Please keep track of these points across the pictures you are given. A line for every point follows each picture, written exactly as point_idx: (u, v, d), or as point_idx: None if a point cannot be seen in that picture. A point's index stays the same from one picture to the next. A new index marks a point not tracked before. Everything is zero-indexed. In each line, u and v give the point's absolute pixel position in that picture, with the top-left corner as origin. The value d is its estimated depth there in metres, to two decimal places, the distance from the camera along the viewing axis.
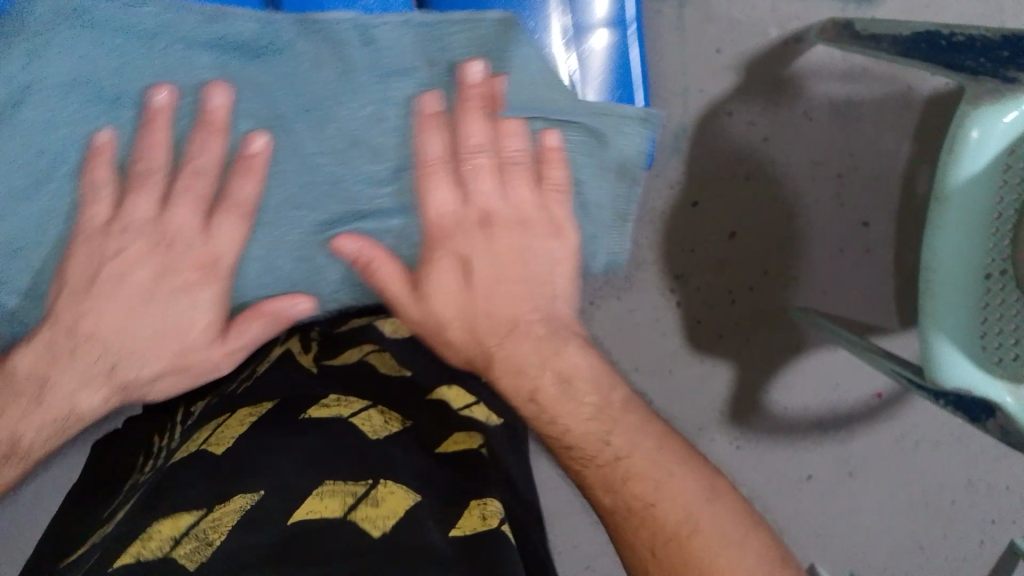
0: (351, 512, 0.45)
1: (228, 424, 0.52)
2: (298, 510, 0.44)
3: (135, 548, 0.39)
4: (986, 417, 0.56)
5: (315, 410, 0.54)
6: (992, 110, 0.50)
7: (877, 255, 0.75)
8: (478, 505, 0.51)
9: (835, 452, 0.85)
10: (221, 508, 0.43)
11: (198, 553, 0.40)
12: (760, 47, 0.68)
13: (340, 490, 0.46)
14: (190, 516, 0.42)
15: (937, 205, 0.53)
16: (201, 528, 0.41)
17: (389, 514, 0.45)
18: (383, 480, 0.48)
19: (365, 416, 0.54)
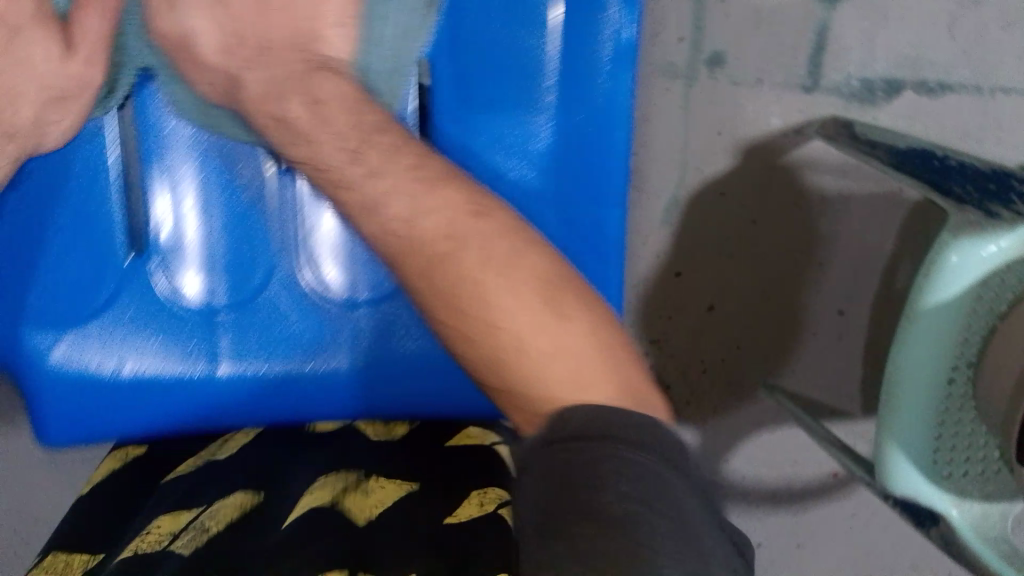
0: (341, 498, 0.52)
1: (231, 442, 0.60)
2: (300, 504, 0.52)
3: (139, 543, 0.47)
4: (929, 524, 0.59)
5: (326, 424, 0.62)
6: (973, 242, 0.51)
7: (849, 342, 0.77)
8: (478, 494, 0.52)
9: (786, 524, 0.86)
10: (218, 508, 0.51)
11: (198, 538, 0.47)
12: (760, 134, 0.69)
13: (329, 486, 0.53)
14: (190, 514, 0.51)
15: (907, 323, 0.54)
16: (201, 519, 0.50)
17: (377, 500, 0.52)
18: (377, 474, 0.55)
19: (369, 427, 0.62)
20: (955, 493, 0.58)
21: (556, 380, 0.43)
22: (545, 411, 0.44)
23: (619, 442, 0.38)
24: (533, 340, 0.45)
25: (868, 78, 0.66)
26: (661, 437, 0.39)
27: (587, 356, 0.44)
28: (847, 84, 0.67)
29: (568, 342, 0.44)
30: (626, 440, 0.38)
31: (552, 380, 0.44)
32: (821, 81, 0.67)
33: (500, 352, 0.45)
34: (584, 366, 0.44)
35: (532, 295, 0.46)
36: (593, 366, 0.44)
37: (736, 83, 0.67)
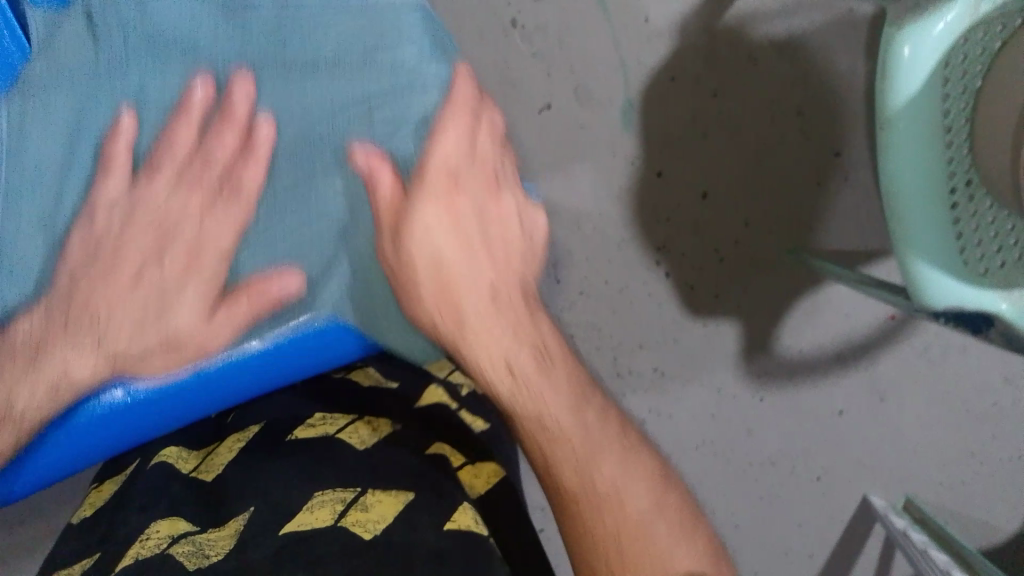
0: (341, 516, 0.43)
1: (217, 453, 0.52)
2: (292, 522, 0.43)
3: (137, 548, 0.43)
4: (987, 327, 0.55)
5: (301, 432, 0.51)
6: (919, 23, 0.48)
7: (857, 178, 0.74)
8: (469, 506, 0.44)
9: (862, 381, 0.83)
10: (217, 534, 0.44)
11: (196, 558, 0.41)
12: (689, 4, 0.67)
13: (330, 500, 0.44)
14: (190, 529, 0.45)
15: (884, 132, 0.51)
16: (199, 539, 0.44)
17: (379, 517, 0.43)
18: (374, 487, 0.45)
19: (351, 430, 0.51)
20: (1001, 286, 0.54)
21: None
22: None
23: None
24: None
25: None
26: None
27: None
28: None
29: None
30: None
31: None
32: None
33: None
34: None
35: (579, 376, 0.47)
36: None
37: None
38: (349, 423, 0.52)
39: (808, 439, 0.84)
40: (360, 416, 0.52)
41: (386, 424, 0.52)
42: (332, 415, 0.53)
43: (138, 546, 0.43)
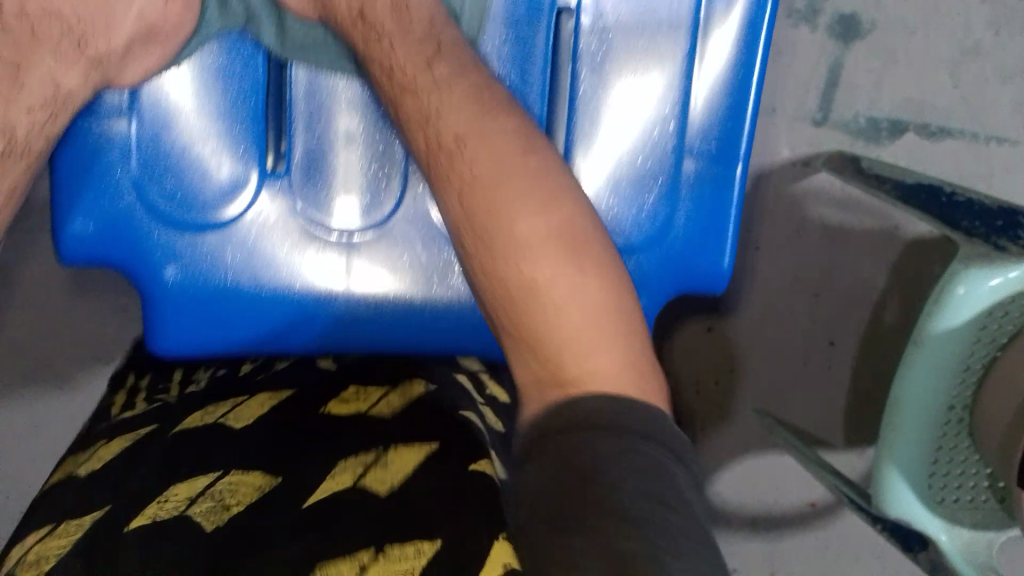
0: (361, 479, 0.42)
1: (247, 406, 0.52)
2: (314, 491, 0.41)
3: (155, 510, 0.41)
4: (920, 548, 0.60)
5: (332, 406, 0.52)
6: (981, 271, 0.53)
7: (835, 373, 0.78)
8: (495, 452, 0.46)
9: (764, 549, 0.87)
10: (239, 480, 0.43)
11: (215, 515, 0.40)
12: (770, 161, 0.72)
13: (351, 464, 0.43)
14: (204, 481, 0.43)
15: (912, 347, 0.56)
16: (218, 489, 0.42)
17: (400, 471, 0.42)
18: (394, 445, 0.45)
19: (382, 403, 0.51)
20: (947, 518, 0.59)
21: (595, 374, 0.38)
22: (560, 392, 0.38)
23: (626, 437, 0.36)
24: (558, 277, 0.40)
25: (875, 116, 0.69)
26: (662, 422, 0.38)
27: (602, 346, 0.39)
28: (855, 120, 0.70)
29: (583, 312, 0.40)
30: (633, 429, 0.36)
31: (618, 388, 0.38)
32: (831, 115, 0.70)
33: (535, 309, 0.40)
34: (608, 370, 0.39)
35: (553, 207, 0.42)
36: (603, 361, 0.39)
37: None
38: (380, 397, 0.52)
39: None
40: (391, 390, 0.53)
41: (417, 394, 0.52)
42: (365, 391, 0.54)
43: (153, 508, 0.41)
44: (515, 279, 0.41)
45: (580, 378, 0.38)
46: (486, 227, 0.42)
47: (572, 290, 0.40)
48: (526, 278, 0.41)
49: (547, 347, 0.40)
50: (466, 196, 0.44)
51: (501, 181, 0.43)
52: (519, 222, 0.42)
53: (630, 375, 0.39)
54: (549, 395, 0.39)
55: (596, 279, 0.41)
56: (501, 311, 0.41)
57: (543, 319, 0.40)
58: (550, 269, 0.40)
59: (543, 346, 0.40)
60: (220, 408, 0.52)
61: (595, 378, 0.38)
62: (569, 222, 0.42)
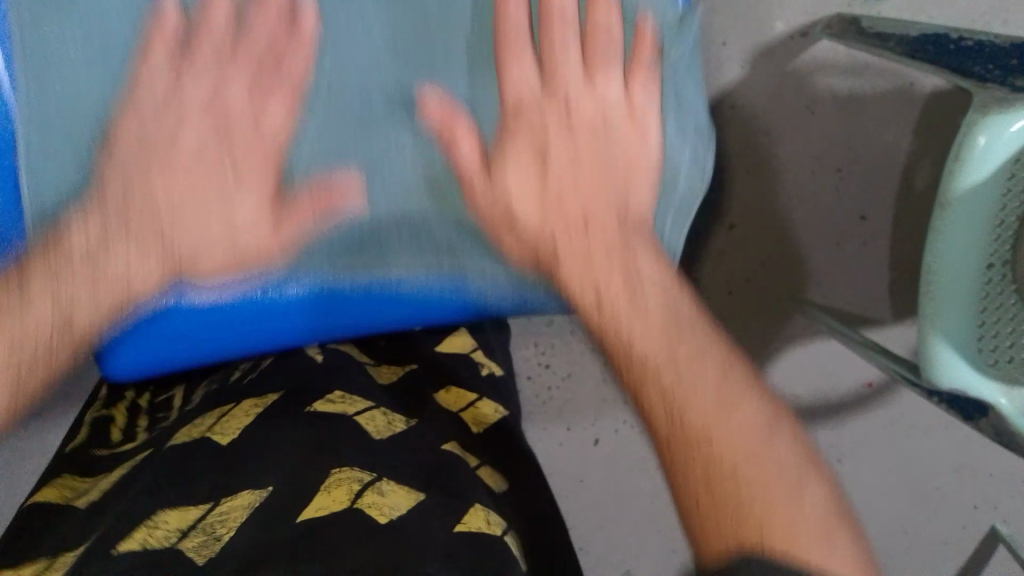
0: (359, 501, 0.43)
1: (232, 415, 0.51)
2: (308, 506, 0.42)
3: (141, 538, 0.38)
4: (978, 416, 0.57)
5: (316, 407, 0.51)
6: (1002, 117, 0.50)
7: (872, 248, 0.75)
8: (480, 508, 0.48)
9: (826, 437, 0.85)
10: (227, 504, 0.42)
11: (207, 544, 0.39)
12: (766, 40, 0.68)
13: (347, 481, 0.44)
14: (196, 510, 0.41)
15: (940, 210, 0.53)
16: (208, 520, 0.40)
17: (395, 504, 0.44)
18: (387, 475, 0.46)
19: (368, 415, 0.52)
20: (1003, 380, 0.56)
21: (748, 460, 0.35)
22: (714, 528, 0.34)
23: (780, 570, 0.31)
24: (689, 383, 0.37)
25: None
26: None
27: (742, 423, 0.36)
28: None
29: (713, 394, 0.36)
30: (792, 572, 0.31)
31: (811, 563, 0.33)
32: None
33: (666, 397, 0.37)
34: (751, 434, 0.36)
35: (729, 379, 0.37)
36: (753, 433, 0.36)
37: None
38: (367, 407, 0.53)
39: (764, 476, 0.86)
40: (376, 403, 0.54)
41: (402, 415, 0.54)
42: (350, 395, 0.54)
43: (139, 534, 0.39)
44: (621, 367, 0.39)
45: (727, 479, 0.35)
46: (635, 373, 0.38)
47: (730, 422, 0.36)
48: (632, 351, 0.38)
49: (702, 463, 0.35)
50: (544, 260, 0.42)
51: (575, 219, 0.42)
52: (628, 321, 0.39)
53: (816, 532, 0.34)
54: (682, 496, 0.36)
55: (719, 376, 0.37)
56: (637, 364, 0.38)
57: (718, 466, 0.35)
58: (656, 342, 0.38)
59: (720, 522, 0.34)
60: (205, 420, 0.51)
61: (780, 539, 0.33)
62: (745, 413, 0.36)
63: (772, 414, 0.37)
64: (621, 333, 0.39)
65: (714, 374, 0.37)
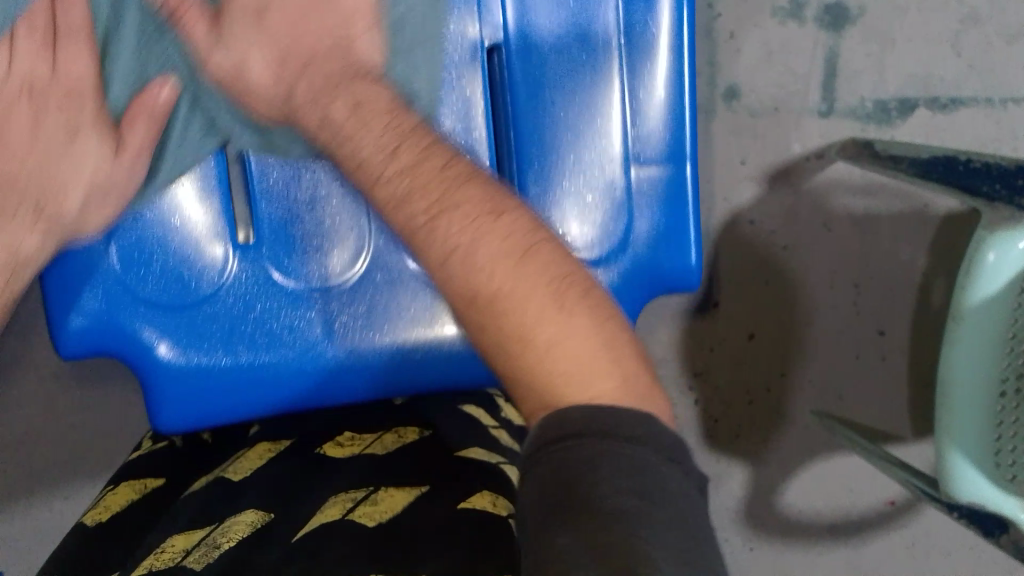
0: (351, 512, 0.47)
1: (247, 458, 0.58)
2: (306, 522, 0.47)
3: (150, 561, 0.45)
4: (999, 532, 0.56)
5: (305, 527, 0.47)
6: (1010, 236, 0.52)
7: (892, 362, 0.76)
8: (489, 494, 0.49)
9: (848, 558, 0.84)
10: (229, 527, 0.48)
11: (206, 557, 0.44)
12: (783, 160, 0.71)
13: (342, 497, 0.49)
14: (201, 532, 0.48)
15: (953, 322, 0.55)
16: (212, 540, 0.47)
17: (388, 509, 0.47)
18: (388, 486, 0.50)
19: (363, 509, 0.47)
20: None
21: (570, 380, 0.36)
22: (541, 403, 0.37)
23: (606, 434, 0.34)
24: (532, 299, 0.37)
25: (882, 99, 0.69)
26: (653, 424, 0.35)
27: (574, 320, 0.37)
28: (862, 106, 0.69)
29: (566, 326, 0.37)
30: (612, 430, 0.34)
31: (594, 397, 0.35)
32: (836, 105, 0.70)
33: (502, 327, 0.38)
34: (585, 355, 0.37)
35: (522, 260, 0.38)
36: (585, 342, 0.37)
37: (753, 113, 0.70)
38: (367, 494, 0.49)
39: None
40: (381, 484, 0.51)
41: (414, 485, 0.50)
42: (348, 489, 0.50)
43: (152, 557, 0.45)
44: (486, 295, 0.38)
45: (549, 388, 0.36)
46: (473, 297, 0.38)
47: (572, 329, 0.37)
48: (505, 307, 0.37)
49: (525, 362, 0.37)
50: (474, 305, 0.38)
51: (446, 255, 0.40)
52: (482, 254, 0.39)
53: (596, 337, 0.37)
54: (533, 405, 0.37)
55: (565, 263, 0.39)
56: (486, 305, 0.38)
57: (512, 325, 0.37)
58: (497, 277, 0.38)
59: (541, 390, 0.37)
60: (189, 538, 0.47)
61: (564, 389, 0.36)
62: (540, 286, 0.37)
63: (606, 304, 0.39)
64: (482, 286, 0.38)
65: (562, 260, 0.39)
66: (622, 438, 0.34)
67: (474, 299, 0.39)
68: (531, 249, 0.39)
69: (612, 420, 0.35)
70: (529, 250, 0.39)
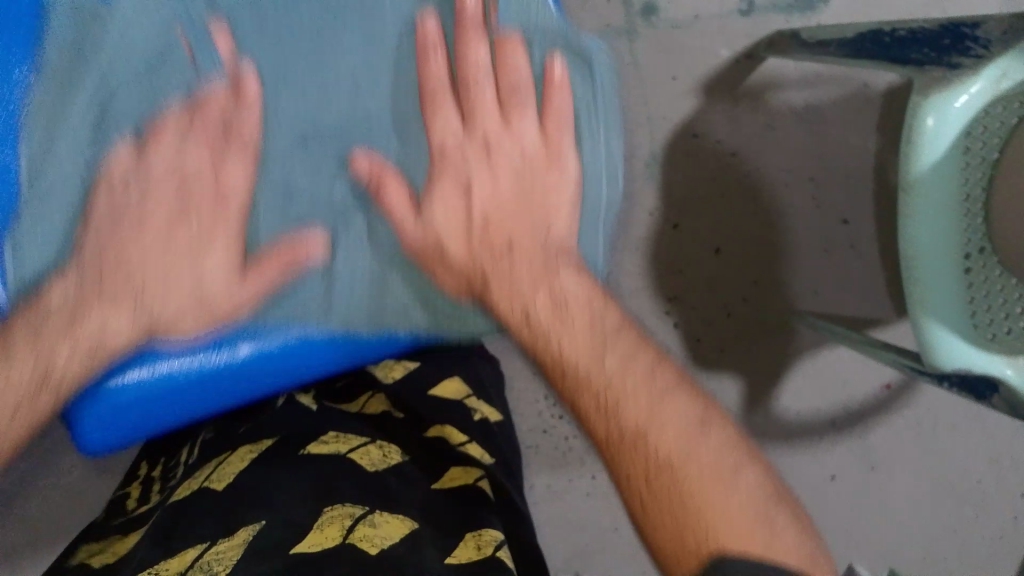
0: (349, 535, 0.44)
1: (228, 463, 0.51)
2: (300, 542, 0.43)
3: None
4: (991, 394, 0.57)
5: (311, 447, 0.52)
6: (946, 95, 0.51)
7: (862, 248, 0.75)
8: (472, 536, 0.49)
9: (855, 449, 0.84)
10: (225, 545, 0.43)
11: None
12: (715, 67, 0.70)
13: (338, 518, 0.45)
14: (194, 551, 0.43)
15: (906, 195, 0.54)
16: (205, 560, 0.42)
17: (386, 534, 0.45)
18: (381, 509, 0.47)
19: (362, 451, 0.52)
20: (1007, 351, 0.56)
21: (720, 527, 0.39)
22: (688, 536, 0.39)
23: None
24: (676, 439, 0.41)
25: None
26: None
27: (712, 464, 0.40)
28: None
29: (710, 469, 0.40)
30: None
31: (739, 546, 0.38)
32: (756, 3, 0.69)
33: (642, 453, 0.41)
34: (744, 516, 0.39)
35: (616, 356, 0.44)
36: (734, 495, 0.40)
37: (677, 25, 0.69)
38: (362, 443, 0.53)
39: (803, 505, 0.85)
40: (373, 437, 0.55)
41: (397, 449, 0.54)
42: (344, 433, 0.54)
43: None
44: (629, 423, 0.42)
45: (690, 515, 0.39)
46: (590, 387, 0.43)
47: (724, 493, 0.40)
48: (650, 433, 0.41)
49: (688, 509, 0.39)
50: (611, 403, 0.42)
51: (602, 394, 0.43)
52: (615, 379, 0.43)
53: (740, 500, 0.40)
54: (671, 540, 0.39)
55: (712, 417, 0.43)
56: (614, 438, 0.42)
57: (677, 480, 0.40)
58: (645, 409, 0.42)
59: (663, 529, 0.40)
60: (202, 472, 0.52)
61: (715, 533, 0.39)
62: (684, 419, 0.42)
63: (744, 447, 0.42)
64: (622, 417, 0.42)
65: (718, 427, 0.42)
66: None
67: (608, 422, 0.42)
68: (671, 390, 0.43)
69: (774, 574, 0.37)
70: (666, 392, 0.43)
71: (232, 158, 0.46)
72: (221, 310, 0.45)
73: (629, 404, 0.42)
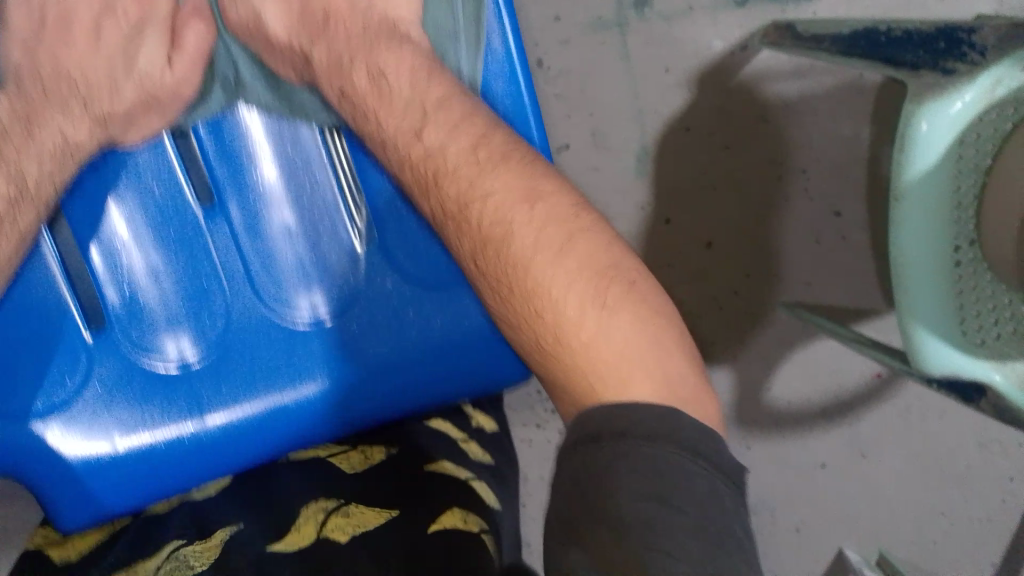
0: (323, 528, 0.50)
1: (210, 471, 0.58)
2: (282, 537, 0.49)
3: (126, 562, 0.47)
4: (977, 396, 0.56)
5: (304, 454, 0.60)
6: (939, 101, 0.50)
7: (855, 240, 0.75)
8: (459, 510, 0.52)
9: (846, 437, 0.84)
10: (201, 546, 0.49)
11: (179, 567, 0.46)
12: (707, 59, 0.69)
13: (315, 511, 0.51)
14: (170, 547, 0.49)
15: (895, 202, 0.53)
16: (185, 552, 0.48)
17: (358, 523, 0.50)
18: (357, 501, 0.53)
19: (346, 456, 0.59)
20: (995, 357, 0.55)
21: (626, 384, 0.38)
22: (582, 393, 0.39)
23: (651, 439, 0.35)
24: (562, 287, 0.40)
25: None
26: (677, 417, 0.37)
27: (630, 346, 0.39)
28: None
29: (610, 327, 0.39)
30: (653, 436, 0.36)
31: (636, 397, 0.37)
32: None
33: (543, 312, 0.40)
34: (627, 342, 0.39)
35: (558, 229, 0.42)
36: (646, 364, 0.39)
37: (668, 17, 0.68)
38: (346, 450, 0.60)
39: (793, 490, 0.86)
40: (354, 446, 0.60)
41: (382, 447, 0.59)
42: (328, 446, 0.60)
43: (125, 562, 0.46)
44: (525, 287, 0.41)
45: (604, 394, 0.38)
46: (506, 275, 0.42)
47: (620, 321, 0.39)
48: (544, 289, 0.40)
49: (563, 343, 0.40)
50: (490, 246, 0.43)
51: (485, 247, 0.43)
52: (533, 265, 0.41)
53: (647, 373, 0.38)
54: (571, 393, 0.40)
55: (627, 288, 0.41)
56: (545, 333, 0.40)
57: (552, 314, 0.40)
58: (561, 293, 0.40)
59: (571, 383, 0.39)
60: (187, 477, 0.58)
61: (612, 385, 0.38)
62: (584, 269, 0.40)
63: (662, 315, 0.41)
64: (525, 278, 0.41)
65: (615, 264, 0.42)
66: (672, 443, 0.36)
67: (515, 300, 0.41)
68: (572, 239, 0.41)
69: (662, 424, 0.36)
70: (569, 242, 0.41)
71: (152, 36, 0.54)
72: (164, 92, 0.54)
73: (558, 292, 0.40)
